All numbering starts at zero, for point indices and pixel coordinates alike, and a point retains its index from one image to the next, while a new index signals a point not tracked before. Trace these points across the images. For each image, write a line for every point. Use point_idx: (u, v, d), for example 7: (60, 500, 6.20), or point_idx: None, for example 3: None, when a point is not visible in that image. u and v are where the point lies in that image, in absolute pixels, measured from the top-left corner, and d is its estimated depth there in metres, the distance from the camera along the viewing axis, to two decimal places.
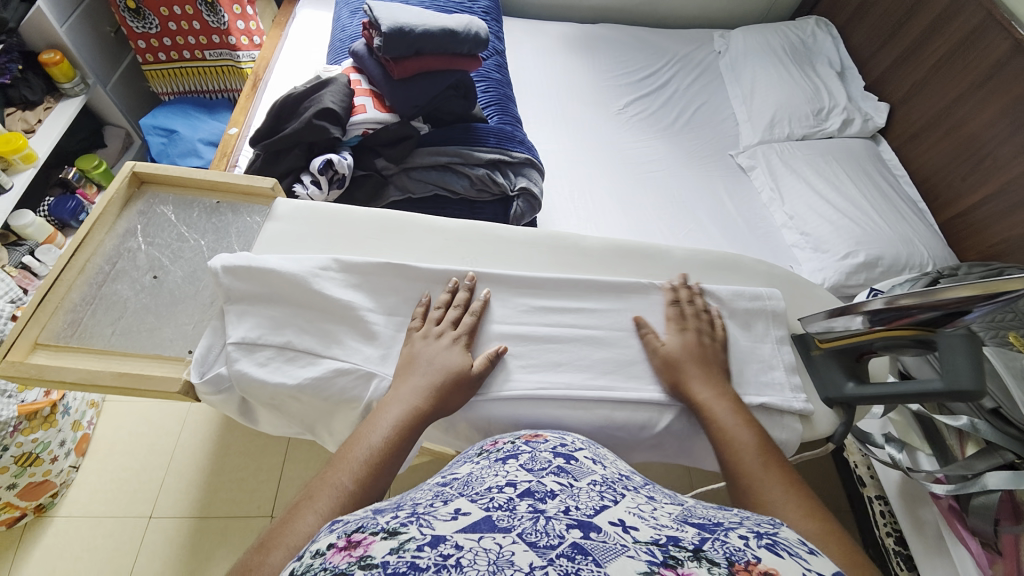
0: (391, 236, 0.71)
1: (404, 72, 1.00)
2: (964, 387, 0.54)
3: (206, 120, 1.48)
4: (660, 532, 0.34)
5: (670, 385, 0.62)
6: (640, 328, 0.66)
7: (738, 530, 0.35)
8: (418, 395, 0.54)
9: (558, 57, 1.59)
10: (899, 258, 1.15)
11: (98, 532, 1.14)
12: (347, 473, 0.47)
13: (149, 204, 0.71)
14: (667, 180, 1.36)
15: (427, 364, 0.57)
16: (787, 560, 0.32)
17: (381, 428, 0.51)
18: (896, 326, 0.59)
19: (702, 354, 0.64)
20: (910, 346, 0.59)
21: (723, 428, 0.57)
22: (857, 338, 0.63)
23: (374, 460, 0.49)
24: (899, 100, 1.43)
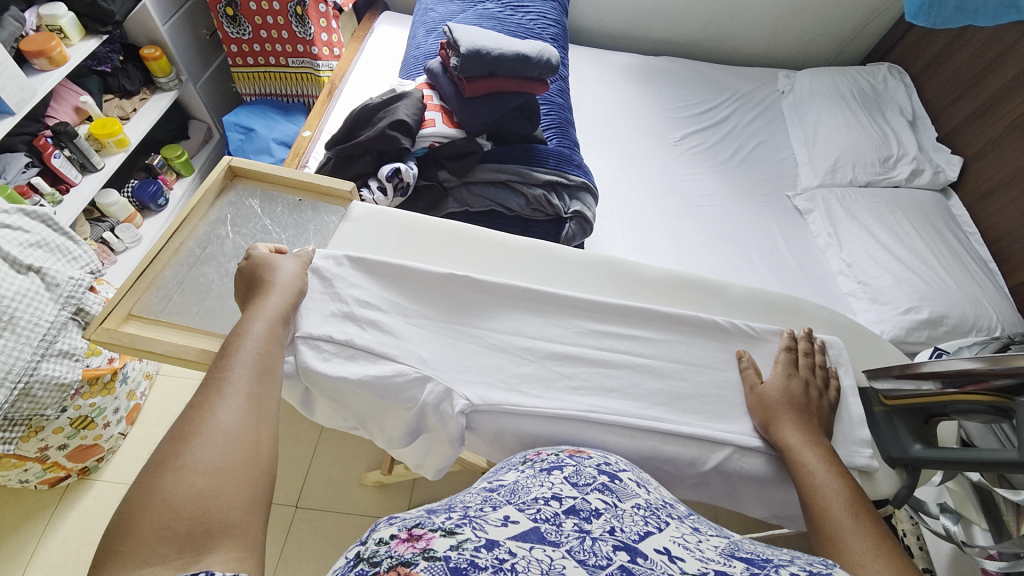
0: (454, 246, 0.74)
1: (475, 91, 1.04)
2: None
3: (282, 121, 1.57)
4: (707, 565, 0.34)
5: (761, 424, 0.62)
6: (742, 361, 0.67)
7: (789, 568, 0.35)
8: (275, 301, 0.57)
9: (618, 86, 1.62)
10: (966, 318, 1.09)
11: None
12: (240, 371, 0.47)
13: (239, 196, 0.77)
14: (719, 216, 1.35)
15: (257, 285, 0.59)
16: None
17: (257, 330, 0.52)
18: (971, 389, 0.56)
19: (804, 401, 0.62)
20: (986, 413, 0.55)
21: (811, 474, 0.54)
22: (928, 399, 0.60)
23: (262, 352, 0.50)
24: (972, 155, 1.37)
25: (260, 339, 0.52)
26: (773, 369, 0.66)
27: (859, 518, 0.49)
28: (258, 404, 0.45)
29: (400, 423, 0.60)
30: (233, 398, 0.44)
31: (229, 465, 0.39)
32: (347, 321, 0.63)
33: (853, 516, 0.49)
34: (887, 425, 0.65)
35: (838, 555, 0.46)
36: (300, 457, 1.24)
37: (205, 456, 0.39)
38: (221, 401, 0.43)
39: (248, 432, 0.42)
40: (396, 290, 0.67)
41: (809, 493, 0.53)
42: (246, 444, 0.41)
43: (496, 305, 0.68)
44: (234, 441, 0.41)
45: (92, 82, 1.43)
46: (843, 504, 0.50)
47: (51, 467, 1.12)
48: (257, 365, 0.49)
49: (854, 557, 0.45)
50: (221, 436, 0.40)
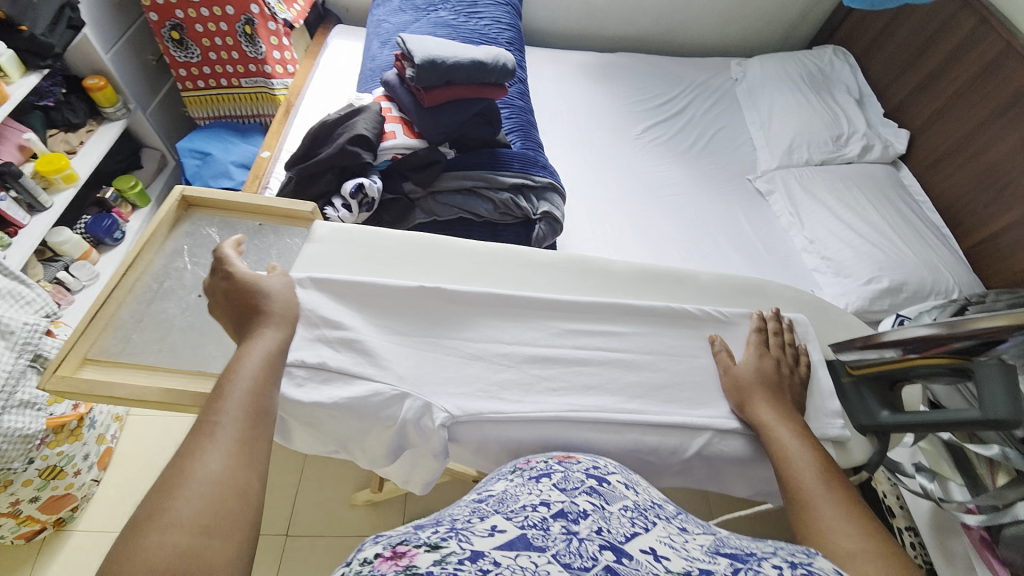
0: (424, 258, 0.73)
1: (434, 100, 1.04)
2: (1000, 417, 0.52)
3: (239, 144, 1.53)
4: (692, 563, 0.34)
5: (736, 405, 0.63)
6: (714, 345, 0.69)
7: (771, 560, 0.35)
8: (271, 330, 0.55)
9: (577, 84, 1.64)
10: (924, 285, 1.14)
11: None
12: (230, 413, 0.45)
13: (196, 225, 0.75)
14: (684, 204, 1.38)
15: (250, 309, 0.57)
16: None
17: (251, 363, 0.50)
18: (932, 353, 0.58)
19: (776, 379, 0.64)
20: (946, 374, 0.57)
21: (784, 447, 0.56)
22: (892, 366, 0.62)
23: (254, 389, 0.48)
24: (917, 127, 1.44)
25: (255, 373, 0.50)
26: (746, 349, 0.68)
27: (830, 486, 0.50)
28: (246, 448, 0.43)
29: (381, 443, 0.60)
30: (220, 443, 0.43)
31: (211, 518, 0.38)
32: (320, 345, 0.62)
33: (824, 484, 0.50)
34: (859, 395, 0.68)
35: (809, 523, 0.48)
36: (286, 484, 1.21)
37: (185, 511, 0.37)
38: (206, 447, 0.42)
39: (233, 480, 0.40)
40: (368, 309, 0.66)
41: (783, 464, 0.54)
42: (230, 493, 0.40)
43: (471, 314, 0.67)
44: (218, 491, 0.39)
45: (34, 117, 1.36)
46: (814, 472, 0.52)
47: (23, 521, 1.07)
48: (248, 404, 0.47)
49: (826, 524, 0.46)
50: (206, 486, 0.39)
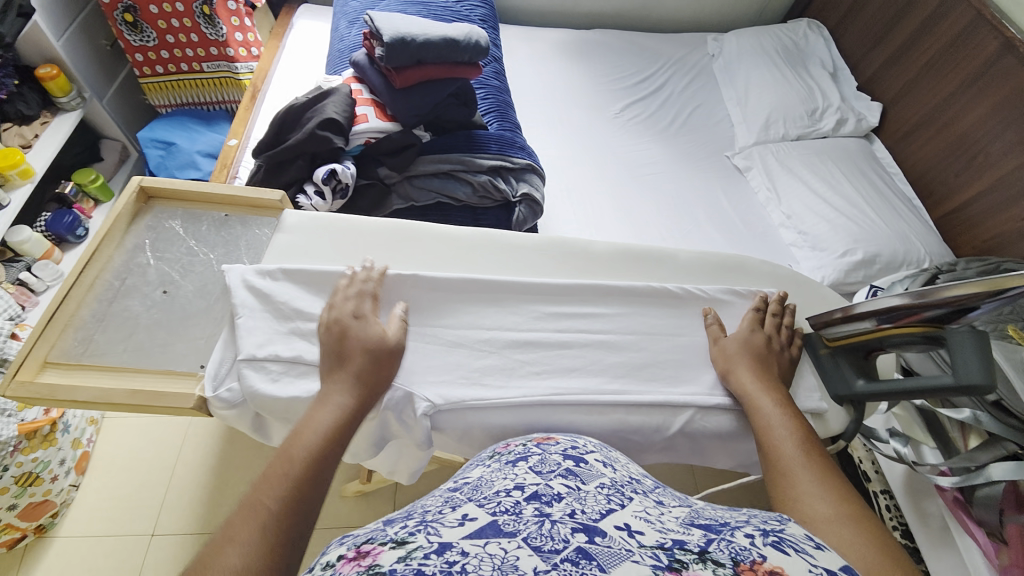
0: (399, 245, 0.71)
1: (405, 82, 1.00)
2: (977, 383, 0.54)
3: (204, 132, 1.46)
4: (666, 535, 0.35)
5: (721, 372, 0.64)
6: (708, 318, 0.69)
7: (744, 529, 0.36)
8: (347, 392, 0.52)
9: (554, 63, 1.60)
10: (897, 255, 1.16)
11: (98, 552, 1.11)
12: (274, 493, 0.41)
13: (157, 218, 0.71)
14: (666, 182, 1.37)
15: (343, 363, 0.55)
16: (793, 556, 0.32)
17: (314, 436, 0.47)
18: (906, 323, 0.59)
19: (764, 353, 0.65)
20: (919, 342, 0.59)
21: (768, 418, 0.57)
22: (867, 336, 0.63)
23: (307, 471, 0.44)
24: (890, 100, 1.45)
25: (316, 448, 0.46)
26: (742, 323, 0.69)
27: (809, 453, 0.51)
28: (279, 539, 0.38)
29: (363, 435, 0.59)
30: (252, 533, 0.37)
31: None
32: (295, 338, 0.60)
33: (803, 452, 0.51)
34: (837, 364, 0.68)
35: (784, 489, 0.49)
36: None
37: None
38: (240, 537, 0.37)
39: None
40: None
41: (765, 434, 0.55)
42: None
43: (449, 300, 0.66)
44: None
45: None
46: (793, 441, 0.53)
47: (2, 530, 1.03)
48: (295, 487, 0.42)
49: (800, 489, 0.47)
50: None
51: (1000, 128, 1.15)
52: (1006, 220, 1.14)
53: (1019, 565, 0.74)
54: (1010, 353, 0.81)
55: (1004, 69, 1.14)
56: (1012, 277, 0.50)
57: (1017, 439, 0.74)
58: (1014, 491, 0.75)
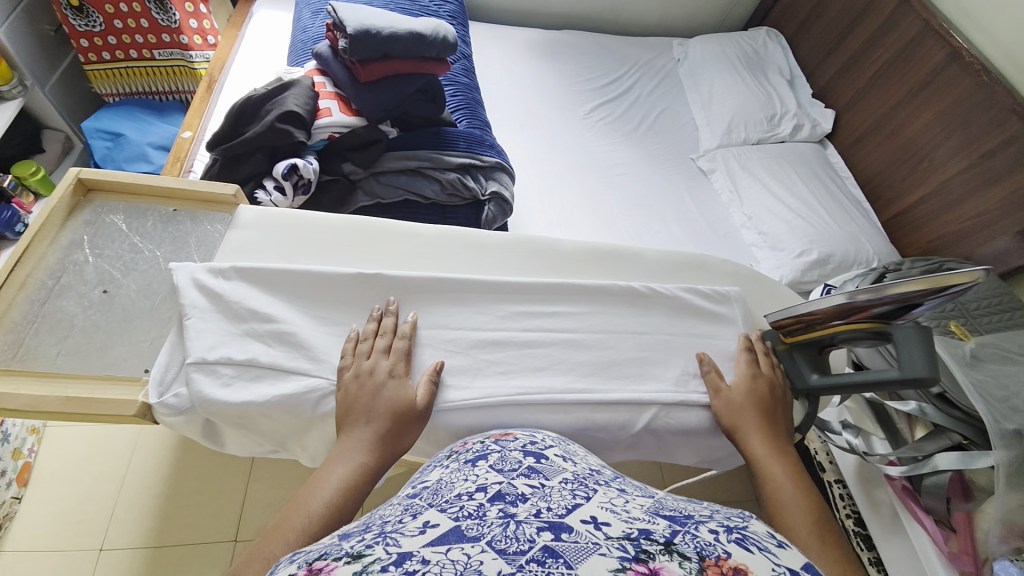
0: (362, 243, 0.69)
1: (371, 75, 0.97)
2: (922, 376, 0.56)
3: (156, 123, 1.38)
4: (632, 525, 0.34)
5: (728, 428, 0.63)
6: (703, 365, 0.67)
7: (708, 524, 0.36)
8: (363, 451, 0.51)
9: (525, 62, 1.60)
10: (849, 255, 1.22)
11: (41, 569, 1.03)
12: (283, 546, 0.43)
13: (97, 212, 0.66)
14: (636, 182, 1.40)
15: (362, 419, 0.53)
16: (757, 554, 0.32)
17: (326, 490, 0.48)
18: (857, 319, 0.61)
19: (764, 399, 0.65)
20: (868, 338, 0.62)
21: (778, 488, 0.56)
22: (820, 332, 0.66)
23: (318, 526, 0.45)
24: (842, 107, 1.53)
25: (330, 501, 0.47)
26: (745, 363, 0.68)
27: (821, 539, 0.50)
28: None
29: (323, 438, 0.57)
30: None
31: None
32: (248, 340, 0.57)
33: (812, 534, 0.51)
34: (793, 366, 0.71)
35: None
36: (233, 487, 1.14)
37: None
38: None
39: None
40: (301, 298, 0.62)
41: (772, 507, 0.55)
42: None
43: (414, 298, 0.64)
44: None
45: None
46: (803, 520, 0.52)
47: None
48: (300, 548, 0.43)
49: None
50: None
51: (944, 134, 1.22)
52: (948, 222, 1.22)
53: (968, 552, 0.79)
54: (952, 347, 0.86)
55: (949, 79, 1.21)
56: (954, 275, 0.53)
57: (962, 430, 0.79)
58: (960, 479, 0.79)
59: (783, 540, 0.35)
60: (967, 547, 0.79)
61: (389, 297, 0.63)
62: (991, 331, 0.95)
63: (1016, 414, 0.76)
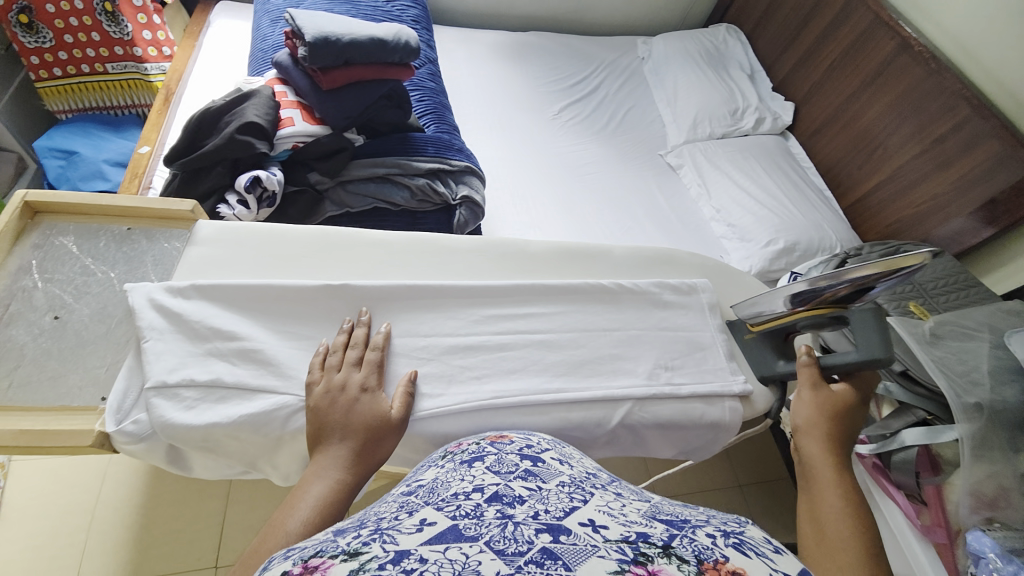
0: (329, 254, 0.68)
1: (332, 83, 0.96)
2: (877, 356, 0.59)
3: (111, 139, 1.32)
4: (630, 528, 0.34)
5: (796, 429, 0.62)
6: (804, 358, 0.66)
7: (705, 529, 0.36)
8: (339, 466, 0.50)
9: (491, 64, 1.61)
10: (813, 242, 1.25)
11: None
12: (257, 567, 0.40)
13: (45, 235, 0.63)
14: (606, 180, 1.41)
15: (339, 437, 0.52)
16: (753, 560, 0.32)
17: (302, 509, 0.46)
18: (816, 305, 0.63)
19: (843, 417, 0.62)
20: (828, 323, 0.63)
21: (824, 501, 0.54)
22: (782, 321, 0.67)
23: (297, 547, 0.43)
24: (801, 99, 1.57)
25: (308, 520, 0.45)
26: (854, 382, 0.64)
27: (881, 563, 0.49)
28: None
29: (294, 456, 0.56)
30: None
31: None
32: (212, 359, 0.56)
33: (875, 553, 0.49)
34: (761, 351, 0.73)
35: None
36: (211, 511, 1.11)
37: None
38: None
39: None
40: (267, 314, 0.60)
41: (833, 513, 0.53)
42: None
43: (385, 306, 0.64)
44: None
45: None
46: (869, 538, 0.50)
47: None
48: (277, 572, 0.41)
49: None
50: None
51: (897, 121, 1.27)
52: (904, 207, 1.27)
53: (941, 524, 0.82)
54: (911, 326, 0.89)
55: (900, 67, 1.26)
56: (907, 258, 0.55)
57: (925, 406, 0.85)
58: (927, 454, 0.84)
59: (779, 546, 0.35)
60: (941, 519, 0.82)
61: (361, 308, 0.62)
62: (948, 310, 0.99)
63: (976, 387, 0.81)
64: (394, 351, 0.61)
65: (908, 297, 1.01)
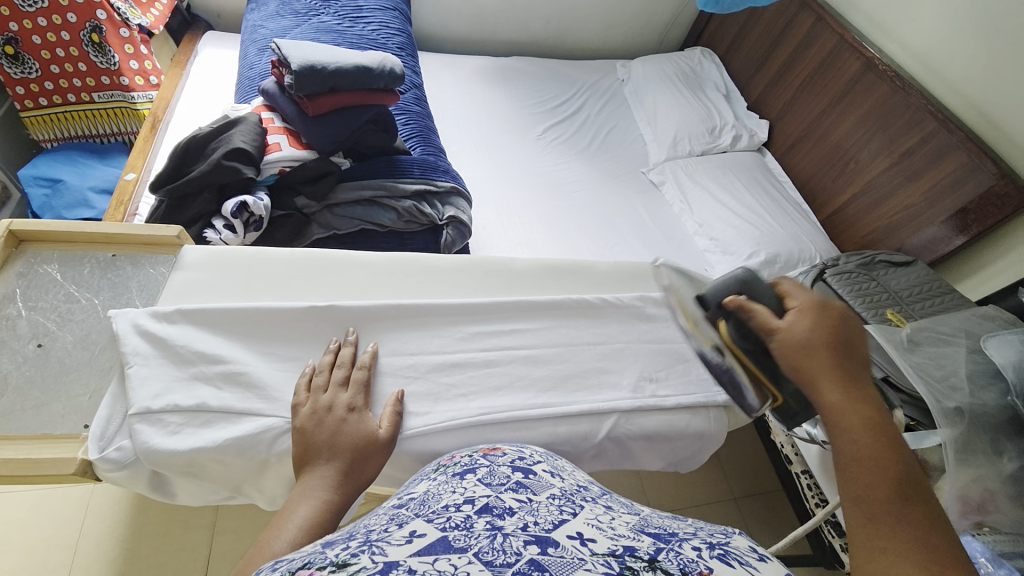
0: (315, 276, 0.69)
1: (319, 109, 0.98)
2: (738, 275, 0.64)
3: (97, 166, 1.33)
4: (617, 542, 0.34)
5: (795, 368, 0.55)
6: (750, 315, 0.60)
7: (691, 541, 0.36)
8: (326, 487, 0.50)
9: (476, 88, 1.65)
10: (793, 254, 1.29)
11: None
12: None
13: (30, 263, 0.63)
14: (590, 197, 1.44)
15: (325, 459, 0.51)
16: (737, 568, 0.33)
17: (288, 532, 0.45)
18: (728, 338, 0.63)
19: (845, 345, 0.55)
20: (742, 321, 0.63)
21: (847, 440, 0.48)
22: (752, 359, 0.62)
23: None
24: (775, 117, 1.63)
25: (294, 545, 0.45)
26: (801, 295, 0.60)
27: (911, 512, 0.41)
28: None
29: (280, 479, 0.55)
30: None
31: None
32: (198, 383, 0.56)
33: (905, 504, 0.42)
34: (790, 391, 0.61)
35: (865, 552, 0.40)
36: (197, 541, 1.08)
37: None
38: None
39: None
40: (253, 336, 0.60)
41: (855, 466, 0.46)
42: None
43: (372, 326, 0.64)
44: None
45: None
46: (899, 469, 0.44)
47: None
48: None
49: (894, 552, 0.39)
50: None
51: (868, 135, 1.33)
52: (879, 217, 1.31)
53: None
54: (889, 333, 0.92)
55: (866, 85, 1.33)
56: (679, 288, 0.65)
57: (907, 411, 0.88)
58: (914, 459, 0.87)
59: (764, 554, 0.36)
60: None
61: (349, 328, 0.63)
62: (924, 316, 1.00)
63: (955, 392, 0.83)
64: (381, 370, 0.62)
65: (884, 305, 1.02)
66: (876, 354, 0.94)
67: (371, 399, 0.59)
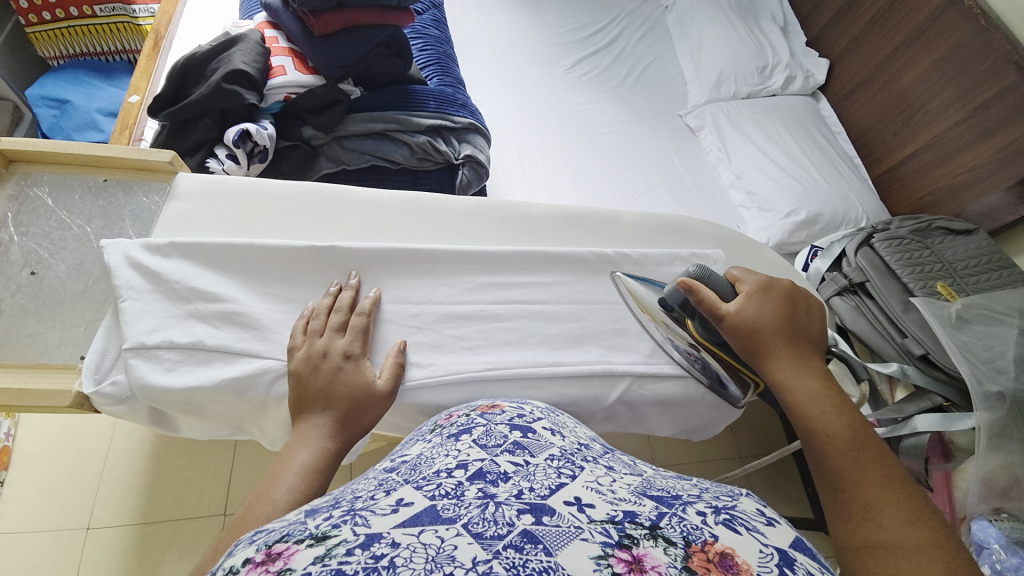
0: (318, 213, 0.65)
1: (325, 28, 0.88)
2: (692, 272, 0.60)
3: (104, 87, 1.27)
4: (617, 507, 0.31)
5: (750, 355, 0.57)
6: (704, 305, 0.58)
7: (695, 505, 0.32)
8: (322, 434, 0.48)
9: (501, 12, 1.49)
10: (837, 214, 1.18)
11: (32, 548, 1.01)
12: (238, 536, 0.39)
13: (20, 186, 0.60)
14: (620, 141, 1.33)
15: (319, 406, 0.49)
16: (743, 536, 0.30)
17: (285, 477, 0.44)
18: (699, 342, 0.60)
19: (793, 322, 0.59)
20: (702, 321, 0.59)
21: (806, 411, 0.53)
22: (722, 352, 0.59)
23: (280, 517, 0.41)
24: (838, 56, 1.45)
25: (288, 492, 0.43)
26: (749, 278, 0.61)
27: (864, 467, 0.47)
28: None
29: (278, 421, 0.54)
30: None
31: None
32: (194, 321, 0.53)
33: (858, 460, 0.48)
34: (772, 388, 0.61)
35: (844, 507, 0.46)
36: (218, 463, 1.13)
37: None
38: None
39: None
40: (250, 273, 0.57)
41: (813, 441, 0.51)
42: None
43: (376, 271, 0.60)
44: None
45: None
46: (855, 427, 0.51)
47: None
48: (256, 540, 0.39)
49: (859, 514, 0.44)
50: None
51: (940, 83, 1.16)
52: (940, 176, 1.18)
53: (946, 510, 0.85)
54: (937, 309, 0.84)
55: (946, 24, 1.14)
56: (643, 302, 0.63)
57: (942, 391, 0.81)
58: (939, 440, 0.84)
59: (773, 517, 0.33)
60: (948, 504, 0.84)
61: (351, 271, 0.59)
62: (977, 291, 0.91)
63: (999, 375, 0.79)
64: (384, 318, 0.59)
65: (935, 276, 0.92)
66: (919, 330, 0.85)
67: (371, 350, 0.57)
